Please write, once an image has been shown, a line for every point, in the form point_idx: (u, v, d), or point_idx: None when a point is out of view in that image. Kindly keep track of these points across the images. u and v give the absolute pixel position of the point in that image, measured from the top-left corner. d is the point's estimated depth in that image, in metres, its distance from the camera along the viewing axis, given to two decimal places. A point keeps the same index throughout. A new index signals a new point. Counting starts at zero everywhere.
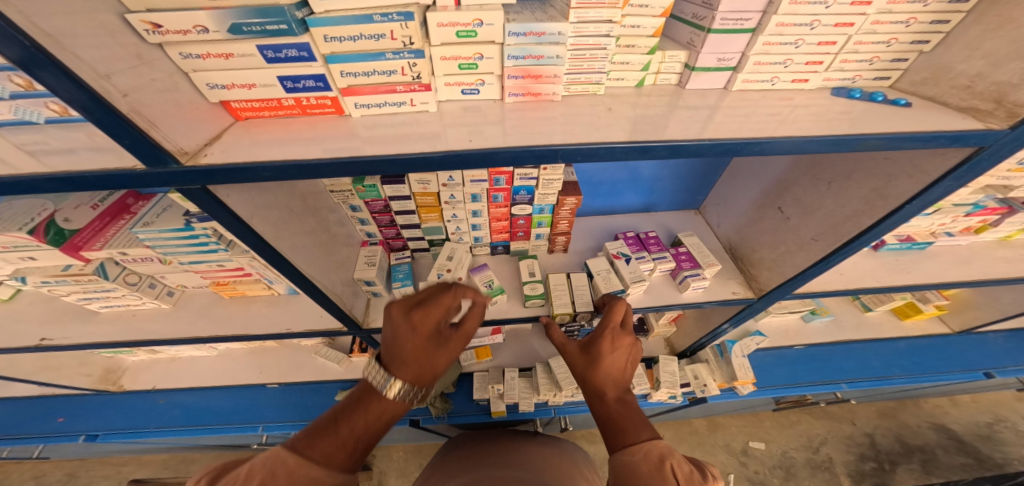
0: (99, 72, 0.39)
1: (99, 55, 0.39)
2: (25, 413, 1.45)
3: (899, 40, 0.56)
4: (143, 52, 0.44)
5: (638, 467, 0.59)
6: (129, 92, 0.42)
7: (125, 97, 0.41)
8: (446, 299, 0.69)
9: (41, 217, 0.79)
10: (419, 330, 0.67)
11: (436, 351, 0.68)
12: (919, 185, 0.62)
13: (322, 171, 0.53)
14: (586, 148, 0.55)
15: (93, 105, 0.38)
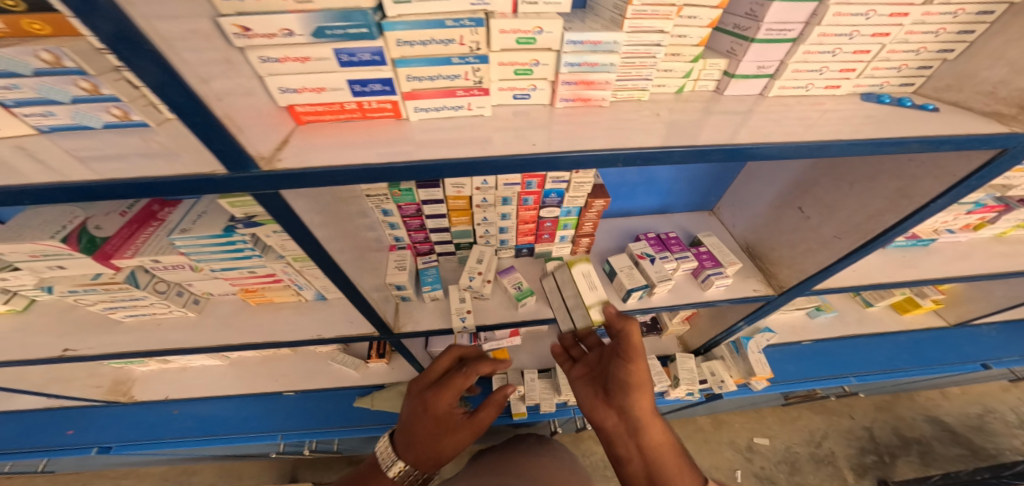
0: (200, 77, 0.40)
1: (198, 59, 0.40)
2: (30, 426, 1.41)
3: (929, 48, 0.60)
4: (230, 56, 0.46)
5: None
6: (222, 97, 0.43)
7: (219, 101, 0.42)
8: (456, 384, 0.82)
9: (72, 225, 0.78)
10: (431, 407, 0.82)
11: (442, 429, 0.82)
12: (943, 186, 0.65)
13: (389, 175, 0.54)
14: (645, 152, 0.57)
15: (194, 109, 0.39)
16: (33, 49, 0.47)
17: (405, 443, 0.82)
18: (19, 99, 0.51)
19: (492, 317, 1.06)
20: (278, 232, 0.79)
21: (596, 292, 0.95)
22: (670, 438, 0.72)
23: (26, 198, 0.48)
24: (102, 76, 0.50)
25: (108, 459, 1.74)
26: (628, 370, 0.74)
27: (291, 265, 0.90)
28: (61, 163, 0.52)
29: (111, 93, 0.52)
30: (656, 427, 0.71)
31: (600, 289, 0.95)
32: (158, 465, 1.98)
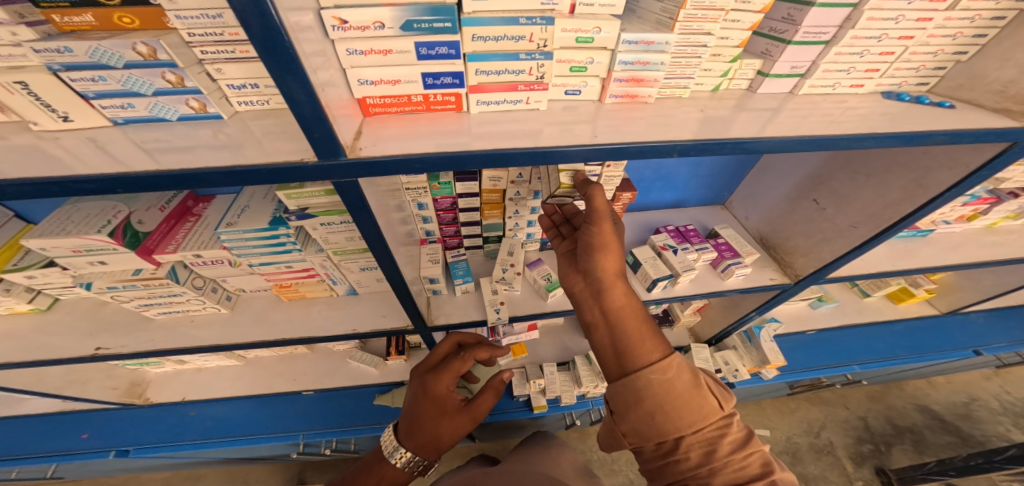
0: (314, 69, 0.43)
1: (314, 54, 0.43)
2: (40, 431, 1.38)
3: (946, 50, 0.66)
4: (326, 47, 0.49)
5: (676, 386, 0.66)
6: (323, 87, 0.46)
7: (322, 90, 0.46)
8: (452, 367, 0.90)
9: (117, 220, 0.78)
10: (427, 393, 0.89)
11: (441, 415, 0.88)
12: (958, 175, 0.71)
13: (460, 164, 0.58)
14: (698, 143, 0.62)
15: (306, 96, 0.43)
16: (132, 42, 0.51)
17: (406, 428, 0.88)
18: (102, 91, 0.54)
19: (523, 307, 1.10)
20: (325, 224, 0.80)
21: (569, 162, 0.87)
22: (637, 308, 0.74)
23: (118, 185, 0.50)
24: (189, 69, 0.54)
25: (114, 465, 1.70)
26: (592, 232, 0.78)
27: (332, 258, 0.91)
28: (143, 153, 0.53)
29: (194, 86, 0.56)
30: (622, 297, 0.74)
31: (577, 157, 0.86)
32: (162, 471, 1.93)
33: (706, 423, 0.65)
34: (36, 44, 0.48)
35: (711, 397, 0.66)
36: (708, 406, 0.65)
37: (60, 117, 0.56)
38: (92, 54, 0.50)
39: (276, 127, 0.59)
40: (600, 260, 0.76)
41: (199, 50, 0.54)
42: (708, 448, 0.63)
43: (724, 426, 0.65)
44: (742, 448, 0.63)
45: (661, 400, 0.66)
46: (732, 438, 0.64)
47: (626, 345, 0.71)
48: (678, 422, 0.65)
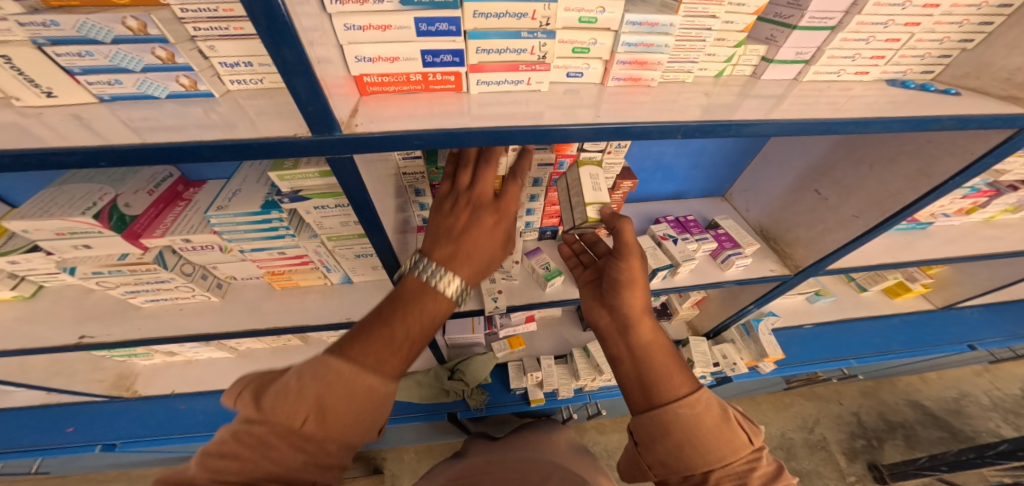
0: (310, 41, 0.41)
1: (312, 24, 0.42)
2: (22, 426, 1.34)
3: (951, 38, 0.64)
4: (323, 22, 0.47)
5: (706, 420, 0.64)
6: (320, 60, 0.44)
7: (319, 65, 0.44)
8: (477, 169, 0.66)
9: (103, 202, 0.75)
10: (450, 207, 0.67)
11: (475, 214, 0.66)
12: (963, 162, 0.70)
13: (460, 142, 0.56)
14: (703, 125, 0.61)
15: (303, 68, 0.41)
16: (120, 16, 0.49)
17: (439, 252, 0.64)
18: (88, 68, 0.52)
19: (521, 297, 1.08)
20: (320, 208, 0.78)
21: (597, 193, 0.83)
22: (664, 341, 0.74)
23: (103, 159, 0.47)
24: (180, 46, 0.52)
25: (102, 461, 1.66)
26: (620, 268, 0.80)
27: (326, 244, 0.89)
28: (129, 131, 0.51)
29: (185, 63, 0.54)
30: (649, 330, 0.74)
31: (602, 190, 0.83)
32: (152, 466, 1.90)
33: (737, 458, 0.62)
34: (21, 16, 0.46)
35: (742, 432, 0.63)
36: (739, 442, 0.62)
37: (43, 92, 0.54)
38: (80, 29, 0.48)
39: (268, 105, 0.57)
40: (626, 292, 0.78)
41: (192, 26, 0.52)
42: (738, 483, 0.60)
43: (756, 461, 0.62)
44: (774, 482, 0.59)
45: (691, 433, 0.63)
46: (763, 472, 0.60)
47: (654, 378, 0.69)
48: (708, 458, 0.62)
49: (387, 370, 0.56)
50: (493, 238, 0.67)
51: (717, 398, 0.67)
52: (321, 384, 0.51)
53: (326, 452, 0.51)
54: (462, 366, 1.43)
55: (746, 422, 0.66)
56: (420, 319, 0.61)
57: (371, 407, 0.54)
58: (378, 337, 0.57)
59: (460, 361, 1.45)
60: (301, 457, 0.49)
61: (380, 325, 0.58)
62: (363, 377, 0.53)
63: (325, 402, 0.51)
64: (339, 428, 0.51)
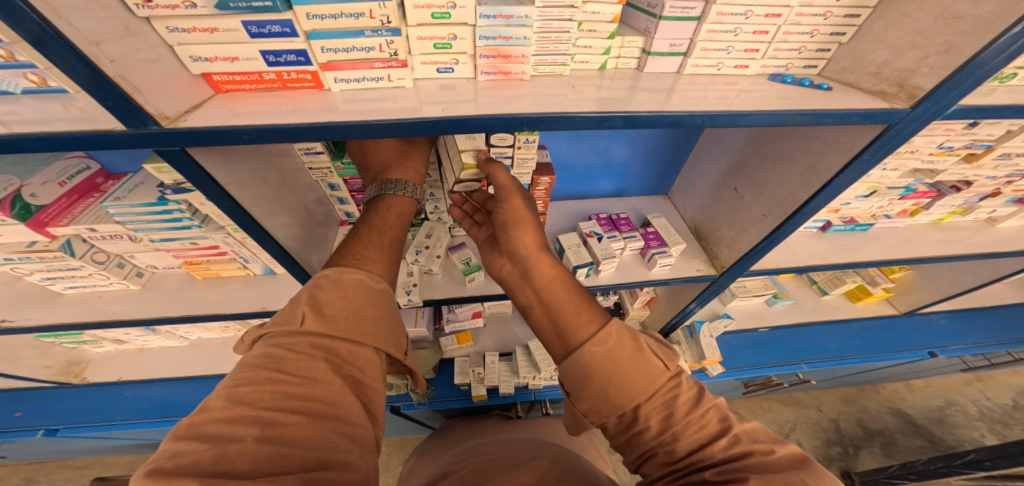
0: (90, 39, 0.42)
1: (97, 25, 0.43)
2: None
3: (821, 31, 0.61)
4: (132, 24, 0.47)
5: (619, 354, 0.63)
6: (117, 58, 0.45)
7: (112, 63, 0.44)
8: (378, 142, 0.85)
9: (5, 192, 0.77)
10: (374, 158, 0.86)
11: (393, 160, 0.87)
12: (844, 159, 0.67)
13: (295, 137, 0.57)
14: (546, 116, 0.60)
15: (81, 68, 0.41)
16: None
17: (381, 170, 0.86)
18: None
19: (441, 292, 1.08)
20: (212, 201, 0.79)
21: (473, 141, 0.85)
22: (569, 282, 0.76)
23: None
24: (17, 45, 0.52)
25: (69, 445, 1.74)
26: (504, 209, 0.84)
27: (232, 236, 0.90)
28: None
29: (27, 60, 0.54)
30: (550, 273, 0.77)
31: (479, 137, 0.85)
32: (121, 451, 1.97)
33: (659, 388, 0.61)
34: None
35: (656, 359, 0.63)
36: (655, 369, 0.62)
37: None
38: None
39: None
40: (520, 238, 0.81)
41: None
42: (666, 411, 0.59)
43: (677, 388, 0.61)
44: (699, 405, 0.58)
45: (606, 370, 0.63)
46: (687, 398, 0.59)
47: (564, 321, 0.70)
48: (630, 391, 0.61)
49: (373, 267, 0.72)
50: (419, 155, 0.89)
51: (629, 328, 0.67)
52: (319, 290, 0.64)
53: (338, 351, 0.58)
54: None
55: (664, 348, 0.66)
56: (390, 220, 0.82)
57: (368, 299, 0.66)
58: (361, 242, 0.76)
59: None
60: (323, 362, 0.56)
61: (358, 234, 0.78)
62: (353, 273, 0.68)
63: (326, 301, 0.62)
64: (342, 321, 0.61)
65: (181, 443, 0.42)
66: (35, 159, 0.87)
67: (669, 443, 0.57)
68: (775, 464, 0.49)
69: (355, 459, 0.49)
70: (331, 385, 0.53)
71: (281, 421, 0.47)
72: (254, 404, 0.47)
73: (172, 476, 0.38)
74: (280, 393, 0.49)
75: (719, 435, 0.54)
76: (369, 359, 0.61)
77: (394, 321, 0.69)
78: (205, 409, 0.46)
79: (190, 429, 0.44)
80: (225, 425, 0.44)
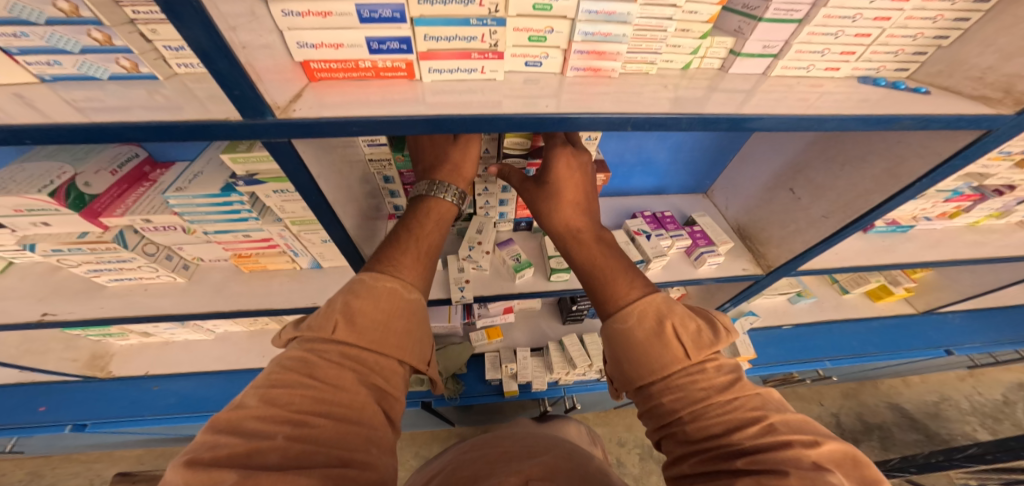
0: (228, 24, 0.41)
1: (231, 8, 0.41)
2: (7, 404, 1.45)
3: (925, 34, 0.62)
4: (256, 9, 0.46)
5: (634, 333, 0.63)
6: (245, 44, 0.44)
7: (242, 49, 0.43)
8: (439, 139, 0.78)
9: (61, 180, 0.74)
10: (431, 154, 0.79)
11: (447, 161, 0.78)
12: (930, 164, 0.69)
13: (400, 128, 0.55)
14: (652, 118, 0.59)
15: (215, 53, 0.40)
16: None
17: (428, 170, 0.79)
18: (25, 47, 0.52)
19: (491, 288, 1.08)
20: (279, 192, 0.78)
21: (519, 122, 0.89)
22: (616, 258, 0.75)
23: (29, 136, 0.46)
24: (117, 28, 0.50)
25: (80, 440, 1.70)
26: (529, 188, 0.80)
27: (290, 228, 0.88)
28: (76, 110, 0.50)
29: (123, 45, 0.53)
30: (591, 245, 0.77)
31: None
32: (131, 446, 1.94)
33: (674, 371, 0.59)
34: None
35: (677, 344, 0.59)
36: (671, 355, 0.59)
37: None
38: (10, 9, 0.49)
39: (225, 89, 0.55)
40: (554, 219, 0.79)
41: (131, 10, 0.50)
42: (678, 393, 0.56)
43: (698, 374, 0.57)
44: (724, 392, 0.54)
45: (621, 349, 0.64)
46: (709, 383, 0.56)
47: (600, 293, 0.72)
48: (641, 369, 0.61)
49: (407, 275, 0.65)
50: (468, 157, 0.79)
51: (662, 307, 0.64)
52: (354, 296, 0.57)
53: (366, 361, 0.53)
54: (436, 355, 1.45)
55: (698, 333, 0.60)
56: (428, 226, 0.74)
57: (402, 311, 0.59)
58: (398, 248, 0.68)
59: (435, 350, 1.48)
60: (347, 371, 0.50)
61: (395, 238, 0.70)
62: (389, 282, 0.60)
63: (358, 309, 0.55)
64: (372, 332, 0.55)
65: (219, 435, 0.40)
66: (83, 148, 0.84)
67: (686, 421, 0.54)
68: (821, 458, 0.43)
69: (376, 459, 0.45)
70: (358, 394, 0.48)
71: (309, 423, 0.43)
72: (285, 407, 0.43)
73: (210, 467, 0.36)
74: (310, 398, 0.45)
75: (747, 422, 0.49)
76: (396, 372, 0.56)
77: (424, 332, 0.61)
78: (239, 404, 0.43)
79: (226, 423, 0.41)
80: (258, 423, 0.41)
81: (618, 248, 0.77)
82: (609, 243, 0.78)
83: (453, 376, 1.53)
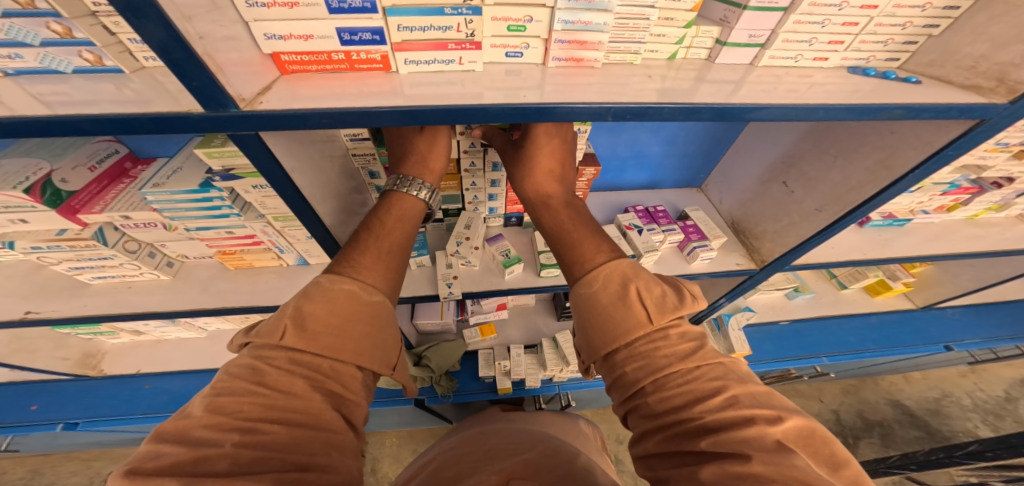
0: (183, 13, 0.39)
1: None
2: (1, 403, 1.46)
3: (915, 23, 0.60)
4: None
5: (600, 298, 0.61)
6: (204, 35, 0.42)
7: (200, 40, 0.42)
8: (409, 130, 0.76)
9: (36, 176, 0.72)
10: (401, 145, 0.77)
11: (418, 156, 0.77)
12: (922, 155, 0.67)
13: (373, 120, 0.54)
14: (633, 107, 0.57)
15: (173, 46, 0.39)
16: None
17: (397, 161, 0.78)
18: None
19: (480, 284, 1.07)
20: (259, 188, 0.76)
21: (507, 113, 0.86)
22: (584, 224, 0.73)
23: None
24: (77, 21, 0.49)
25: (75, 439, 1.71)
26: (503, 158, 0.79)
27: (272, 225, 0.87)
28: (36, 105, 0.48)
29: (84, 37, 0.52)
30: (561, 215, 0.75)
31: None
32: (127, 445, 1.95)
33: (637, 337, 0.57)
34: None
35: (640, 307, 0.58)
36: (634, 318, 0.57)
37: None
38: None
39: None
40: (526, 186, 0.78)
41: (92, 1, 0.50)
42: (642, 361, 0.54)
43: (662, 340, 0.56)
44: (686, 361, 0.53)
45: (585, 314, 0.62)
46: (673, 351, 0.54)
47: (569, 259, 0.69)
48: (604, 336, 0.59)
49: (368, 278, 0.62)
50: (434, 148, 0.77)
51: (628, 272, 0.62)
52: (306, 299, 0.55)
53: (320, 368, 0.51)
54: (428, 352, 1.44)
55: (661, 298, 0.59)
56: (389, 225, 0.71)
57: (359, 314, 0.56)
58: (357, 249, 0.65)
59: (427, 348, 1.47)
60: (299, 377, 0.49)
61: (356, 239, 0.68)
62: (346, 284, 0.58)
63: (309, 313, 0.53)
64: (324, 337, 0.52)
65: (164, 445, 0.39)
66: (61, 144, 0.82)
67: (649, 392, 0.52)
68: (782, 437, 0.42)
69: (336, 463, 0.45)
70: (312, 400, 0.47)
71: (260, 429, 0.42)
72: (234, 415, 0.42)
73: (152, 478, 0.36)
74: (260, 406, 0.44)
75: (710, 394, 0.48)
76: (355, 377, 0.54)
77: (386, 335, 0.59)
78: (186, 414, 0.42)
79: (174, 432, 0.40)
80: (205, 431, 0.40)
81: (587, 215, 0.75)
82: (578, 209, 0.76)
83: (446, 374, 1.52)
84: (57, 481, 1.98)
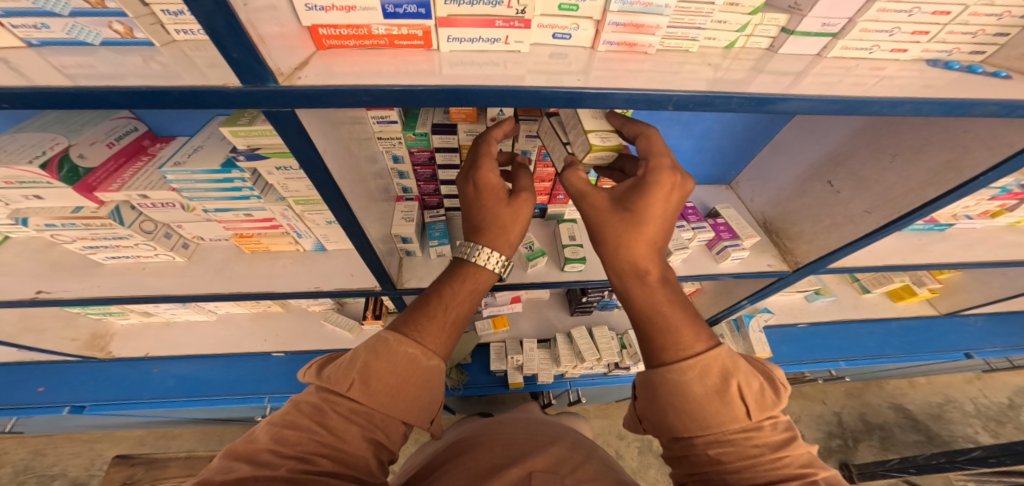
0: None
1: None
2: (7, 383, 1.47)
3: (1012, 13, 0.55)
4: None
5: (693, 390, 0.53)
6: (248, 2, 0.38)
7: (245, 7, 0.38)
8: (489, 193, 0.69)
9: (53, 151, 0.69)
10: (478, 207, 0.70)
11: (492, 222, 0.69)
12: (999, 156, 0.63)
13: (416, 102, 0.50)
14: (699, 96, 0.53)
15: (214, 12, 0.35)
16: None
17: (471, 230, 0.72)
18: (10, 8, 0.47)
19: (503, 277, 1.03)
20: (282, 169, 0.73)
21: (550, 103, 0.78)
22: (679, 300, 0.60)
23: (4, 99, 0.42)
24: None
25: (80, 420, 1.71)
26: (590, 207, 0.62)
27: (293, 208, 0.84)
28: (59, 76, 0.44)
29: (116, 7, 0.49)
30: (650, 282, 0.61)
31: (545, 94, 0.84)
32: (131, 427, 1.96)
33: (727, 430, 0.52)
34: None
35: (740, 405, 0.51)
36: (730, 414, 0.51)
37: None
38: None
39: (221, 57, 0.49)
40: (621, 255, 0.60)
41: None
42: (727, 447, 0.51)
43: (753, 431, 0.51)
44: (776, 449, 0.49)
45: (671, 397, 0.54)
46: (763, 440, 0.50)
47: (658, 337, 0.58)
48: (687, 421, 0.54)
49: (430, 342, 0.60)
50: (516, 218, 0.70)
51: (728, 364, 0.54)
52: (373, 355, 0.54)
53: (372, 418, 0.52)
54: None
55: (761, 393, 0.52)
56: (460, 296, 0.68)
57: (415, 378, 0.55)
58: (424, 313, 0.63)
59: None
60: (355, 424, 0.50)
61: (424, 301, 0.66)
62: (409, 347, 0.56)
63: (375, 369, 0.53)
64: (383, 396, 0.52)
65: (234, 462, 0.45)
66: (79, 119, 0.79)
67: (728, 472, 0.50)
68: None
69: None
70: (361, 450, 0.50)
71: (312, 461, 0.45)
72: (292, 446, 0.46)
73: None
74: (316, 442, 0.47)
75: (793, 477, 0.47)
76: (399, 430, 0.54)
77: (435, 397, 0.58)
78: (254, 438, 0.47)
79: (243, 452, 0.46)
80: (268, 456, 0.45)
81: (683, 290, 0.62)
82: (673, 283, 0.62)
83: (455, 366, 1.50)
84: (59, 462, 2.01)
